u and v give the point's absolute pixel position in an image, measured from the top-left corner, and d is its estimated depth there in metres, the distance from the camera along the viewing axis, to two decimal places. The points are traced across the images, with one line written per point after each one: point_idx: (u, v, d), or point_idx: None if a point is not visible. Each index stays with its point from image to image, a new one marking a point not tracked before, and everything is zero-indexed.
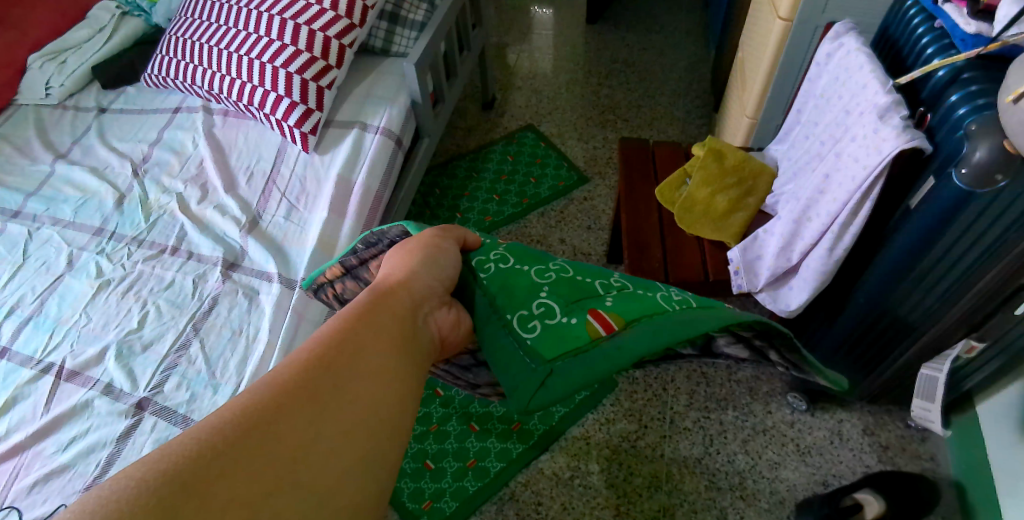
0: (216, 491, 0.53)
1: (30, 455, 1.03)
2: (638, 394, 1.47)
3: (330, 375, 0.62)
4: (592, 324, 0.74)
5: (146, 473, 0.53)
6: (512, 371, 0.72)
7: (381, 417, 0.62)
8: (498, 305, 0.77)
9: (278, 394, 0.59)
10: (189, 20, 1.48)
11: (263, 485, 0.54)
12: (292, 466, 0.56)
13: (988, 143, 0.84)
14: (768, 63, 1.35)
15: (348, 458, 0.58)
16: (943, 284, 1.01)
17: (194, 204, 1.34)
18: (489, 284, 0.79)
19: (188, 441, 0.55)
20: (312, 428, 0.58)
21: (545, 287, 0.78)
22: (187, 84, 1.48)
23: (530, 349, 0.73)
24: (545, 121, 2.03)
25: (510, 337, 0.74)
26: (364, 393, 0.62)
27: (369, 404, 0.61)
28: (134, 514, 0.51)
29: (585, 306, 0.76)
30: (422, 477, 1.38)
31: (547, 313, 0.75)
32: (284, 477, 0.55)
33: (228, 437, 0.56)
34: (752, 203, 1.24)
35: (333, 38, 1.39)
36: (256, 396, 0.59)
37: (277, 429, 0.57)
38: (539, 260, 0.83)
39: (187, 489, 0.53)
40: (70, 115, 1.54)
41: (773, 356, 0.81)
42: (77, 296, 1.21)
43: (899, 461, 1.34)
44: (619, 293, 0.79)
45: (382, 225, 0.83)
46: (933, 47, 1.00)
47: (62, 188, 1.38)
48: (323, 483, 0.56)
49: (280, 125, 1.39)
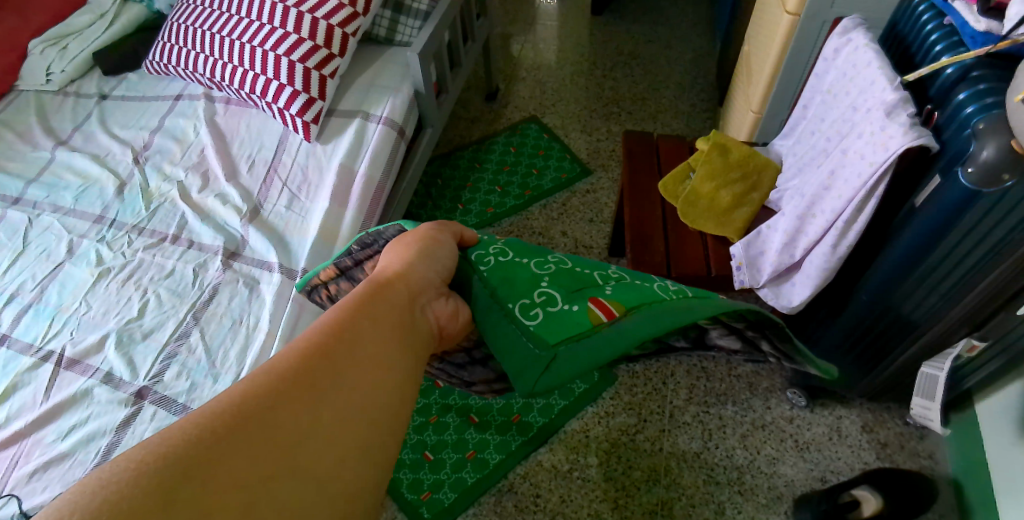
0: (216, 475, 0.53)
1: (30, 443, 1.03)
2: (638, 388, 1.47)
3: (329, 362, 0.61)
4: (593, 311, 0.74)
5: (148, 454, 0.52)
6: (515, 356, 0.73)
7: (381, 406, 0.61)
8: (499, 295, 0.77)
9: (279, 380, 0.59)
10: (191, 6, 1.47)
11: (262, 470, 0.54)
12: (293, 452, 0.55)
13: (996, 143, 0.83)
14: (774, 58, 1.34)
15: (349, 446, 0.58)
16: (947, 283, 1.01)
17: (195, 193, 1.33)
18: (490, 276, 0.79)
19: (188, 426, 0.55)
20: (312, 414, 0.58)
21: (545, 278, 0.79)
22: (189, 71, 1.47)
23: (532, 335, 0.73)
24: (549, 112, 2.01)
25: (512, 324, 0.74)
26: (363, 382, 0.61)
27: (368, 393, 0.61)
28: (136, 495, 0.50)
29: (585, 294, 0.76)
30: (421, 468, 1.38)
31: (549, 301, 0.76)
32: (283, 465, 0.55)
33: (229, 420, 0.55)
34: (756, 198, 1.23)
35: (336, 27, 1.38)
36: (256, 381, 0.58)
37: (277, 414, 0.57)
38: (537, 254, 0.83)
39: (188, 471, 0.52)
40: (71, 101, 1.53)
41: (765, 346, 0.82)
42: (77, 283, 1.21)
43: (898, 458, 1.34)
44: (618, 282, 0.79)
45: (379, 226, 0.84)
46: (942, 44, 0.99)
47: (63, 175, 1.37)
48: (322, 469, 0.56)
49: (282, 114, 1.38)
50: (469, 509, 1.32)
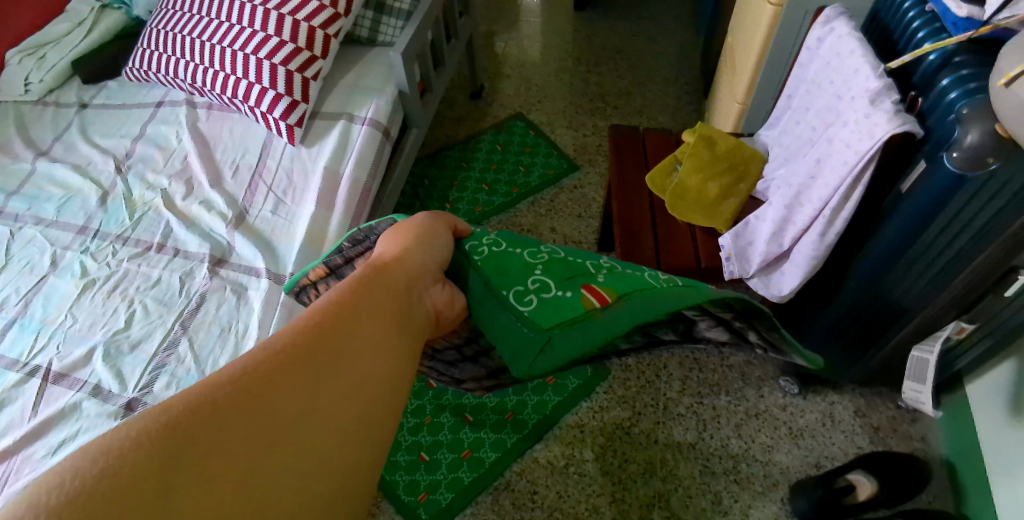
0: (212, 454, 0.52)
1: (19, 459, 1.02)
2: (631, 381, 1.47)
3: (329, 345, 0.61)
4: (587, 297, 0.73)
5: (143, 429, 0.52)
6: (511, 343, 0.73)
7: (379, 391, 0.61)
8: (492, 285, 0.77)
9: (281, 361, 0.59)
10: (170, 12, 1.46)
11: (260, 451, 0.53)
12: (292, 441, 0.55)
13: (980, 128, 0.84)
14: (758, 48, 1.34)
15: (346, 433, 0.58)
16: (935, 267, 1.01)
17: (179, 200, 1.32)
18: (484, 267, 0.78)
19: (186, 402, 0.54)
20: (311, 396, 0.58)
21: (539, 267, 0.78)
22: (170, 77, 1.46)
23: (529, 321, 0.73)
24: (535, 109, 2.01)
25: (507, 313, 0.74)
26: (363, 365, 0.61)
27: (368, 378, 0.61)
28: (128, 472, 0.49)
29: (579, 281, 0.76)
30: (417, 469, 1.37)
31: (542, 288, 0.75)
32: (281, 445, 0.54)
33: (227, 398, 0.55)
34: (744, 188, 1.23)
35: (318, 28, 1.37)
36: (255, 360, 0.58)
37: (276, 394, 0.57)
38: (530, 244, 0.82)
39: (183, 449, 0.52)
40: (51, 110, 1.51)
41: (753, 337, 0.80)
42: (63, 296, 1.19)
43: (891, 442, 1.35)
44: (611, 271, 0.79)
45: (371, 221, 0.83)
46: (924, 30, 0.99)
47: (44, 186, 1.35)
48: (319, 453, 0.56)
49: (265, 118, 1.37)
50: (467, 509, 1.32)
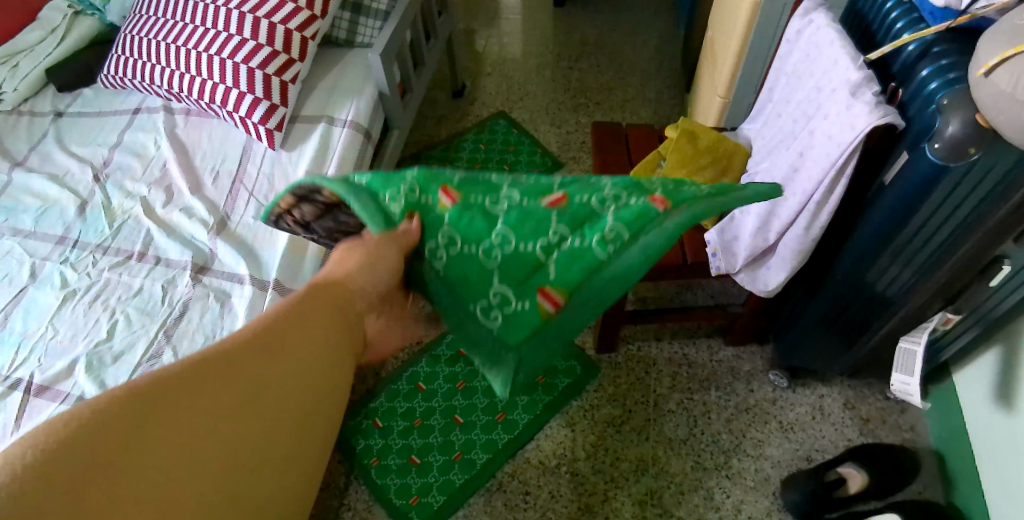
0: (141, 439, 0.57)
1: None
2: (620, 379, 1.47)
3: (267, 348, 0.66)
4: (543, 305, 0.78)
5: (87, 413, 0.56)
6: (482, 354, 0.80)
7: (293, 407, 0.65)
8: (456, 291, 0.78)
9: (199, 385, 0.62)
10: (144, 17, 1.43)
11: (172, 444, 0.58)
12: (207, 440, 0.60)
13: (961, 117, 0.84)
14: (738, 42, 1.34)
15: (251, 461, 0.61)
16: (919, 257, 1.02)
17: (159, 208, 1.30)
18: (447, 271, 0.78)
19: (123, 399, 0.58)
20: (234, 397, 0.63)
21: (496, 249, 0.77)
22: (146, 83, 1.43)
23: (498, 337, 0.79)
24: (517, 107, 2.00)
25: (476, 326, 0.79)
26: (289, 377, 0.66)
27: (288, 390, 0.66)
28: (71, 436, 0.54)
29: (533, 285, 0.78)
30: (409, 473, 1.36)
31: (504, 301, 0.78)
32: (198, 446, 0.59)
33: (160, 390, 0.60)
34: (727, 183, 1.24)
35: (295, 30, 1.35)
36: (195, 357, 0.63)
37: (210, 386, 0.62)
38: (485, 195, 0.79)
39: (120, 443, 0.56)
40: (26, 120, 1.48)
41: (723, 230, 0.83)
42: (42, 309, 1.17)
43: (880, 433, 1.35)
44: (564, 248, 0.78)
45: (302, 181, 0.81)
46: (903, 21, 0.99)
47: (20, 197, 1.33)
48: (241, 468, 0.61)
49: (244, 122, 1.35)
50: (460, 511, 1.32)
